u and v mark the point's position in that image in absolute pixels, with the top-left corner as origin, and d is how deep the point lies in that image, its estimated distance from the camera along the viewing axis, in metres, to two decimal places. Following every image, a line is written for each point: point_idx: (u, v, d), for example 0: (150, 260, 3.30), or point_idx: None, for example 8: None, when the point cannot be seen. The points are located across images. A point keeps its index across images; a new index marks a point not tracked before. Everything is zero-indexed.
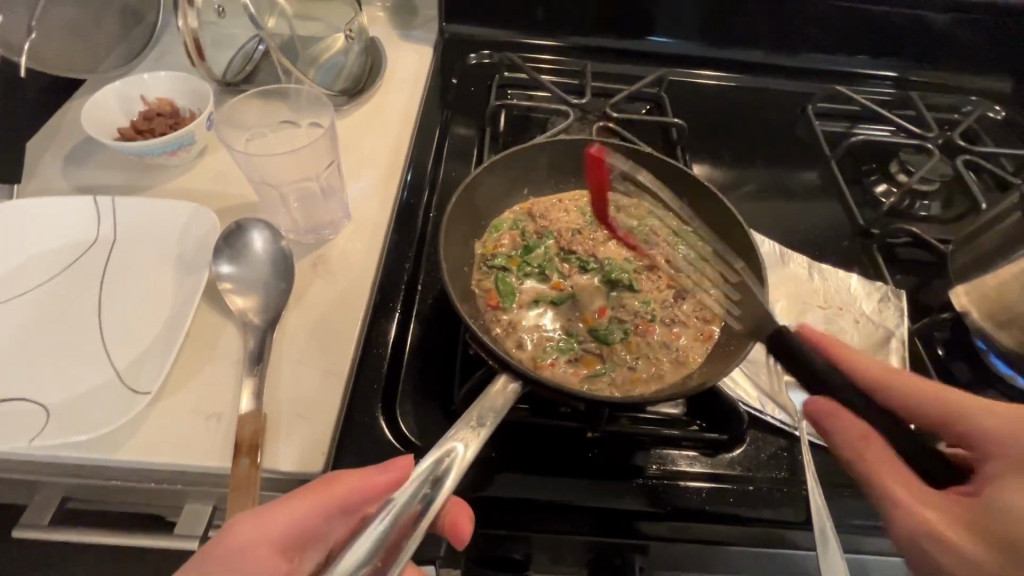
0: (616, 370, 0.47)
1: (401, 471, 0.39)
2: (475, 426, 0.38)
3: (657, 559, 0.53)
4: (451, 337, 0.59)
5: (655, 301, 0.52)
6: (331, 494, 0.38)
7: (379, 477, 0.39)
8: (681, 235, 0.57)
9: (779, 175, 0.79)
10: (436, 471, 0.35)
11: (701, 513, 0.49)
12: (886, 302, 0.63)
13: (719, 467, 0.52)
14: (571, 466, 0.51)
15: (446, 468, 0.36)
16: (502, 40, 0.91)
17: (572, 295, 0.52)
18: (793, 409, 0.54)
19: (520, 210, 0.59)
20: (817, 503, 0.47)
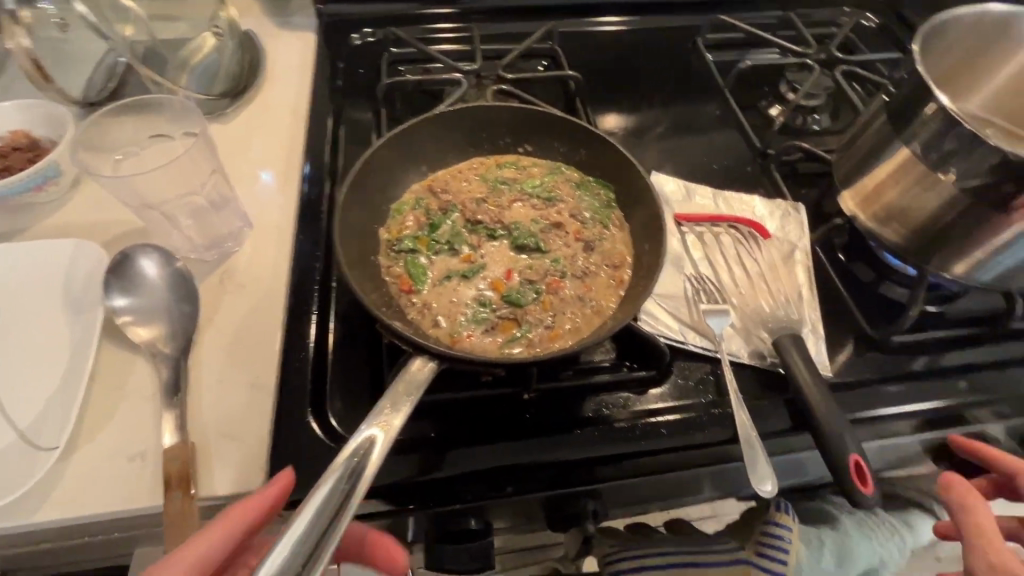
0: (533, 330, 0.48)
1: (285, 483, 0.43)
2: (390, 410, 0.38)
3: (614, 499, 0.55)
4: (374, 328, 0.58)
5: (565, 256, 0.53)
6: (229, 523, 0.40)
7: (267, 493, 0.42)
8: (582, 186, 0.57)
9: (679, 110, 0.80)
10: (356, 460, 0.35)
11: (641, 449, 0.52)
12: (787, 218, 0.67)
13: (651, 402, 0.54)
14: (509, 430, 0.52)
15: (364, 458, 0.35)
16: (385, 14, 0.87)
17: (482, 264, 0.52)
18: (711, 334, 0.56)
19: (421, 188, 0.57)
20: (740, 417, 0.50)
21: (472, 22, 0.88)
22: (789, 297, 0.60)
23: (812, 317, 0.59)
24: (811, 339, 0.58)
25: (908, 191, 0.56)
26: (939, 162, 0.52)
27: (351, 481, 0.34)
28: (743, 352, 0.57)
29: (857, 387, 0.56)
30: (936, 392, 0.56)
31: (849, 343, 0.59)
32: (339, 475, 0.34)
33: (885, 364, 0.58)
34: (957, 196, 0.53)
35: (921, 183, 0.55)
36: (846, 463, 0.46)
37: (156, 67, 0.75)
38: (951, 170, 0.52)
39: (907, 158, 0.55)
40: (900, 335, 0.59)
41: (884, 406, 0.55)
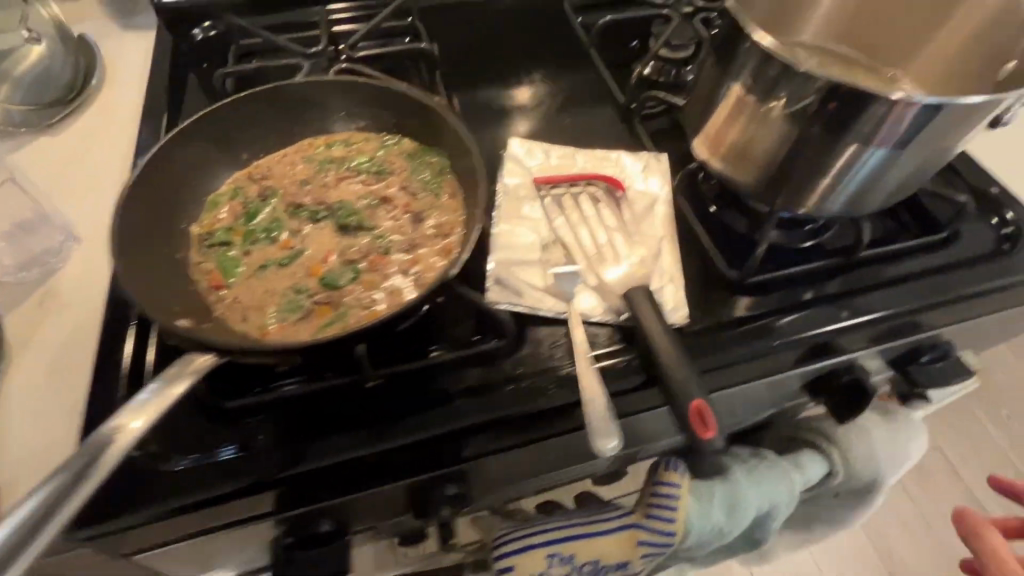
0: (350, 312, 0.44)
1: None
2: (130, 411, 0.37)
3: (482, 480, 0.52)
4: None
5: (392, 231, 0.49)
6: None
7: None
8: (415, 158, 0.54)
9: (545, 72, 0.77)
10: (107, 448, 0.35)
11: (495, 420, 0.50)
12: (649, 171, 0.65)
13: (503, 375, 0.51)
14: (349, 423, 0.48)
15: (94, 458, 0.35)
16: None
17: (301, 249, 0.48)
18: (564, 297, 0.54)
19: (241, 177, 0.53)
20: (588, 378, 0.48)
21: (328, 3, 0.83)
22: (649, 249, 0.58)
23: (673, 266, 0.57)
24: (671, 289, 0.55)
25: (746, 125, 0.55)
26: (766, 92, 0.51)
27: (73, 480, 0.34)
28: (597, 311, 0.54)
29: (719, 333, 0.55)
30: (795, 327, 0.56)
31: (715, 288, 0.57)
32: (59, 479, 0.34)
33: (749, 305, 0.56)
34: (786, 126, 0.51)
35: (754, 116, 0.53)
36: (688, 411, 0.44)
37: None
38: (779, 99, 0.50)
39: (739, 94, 0.54)
40: (757, 276, 0.57)
41: (743, 348, 0.54)
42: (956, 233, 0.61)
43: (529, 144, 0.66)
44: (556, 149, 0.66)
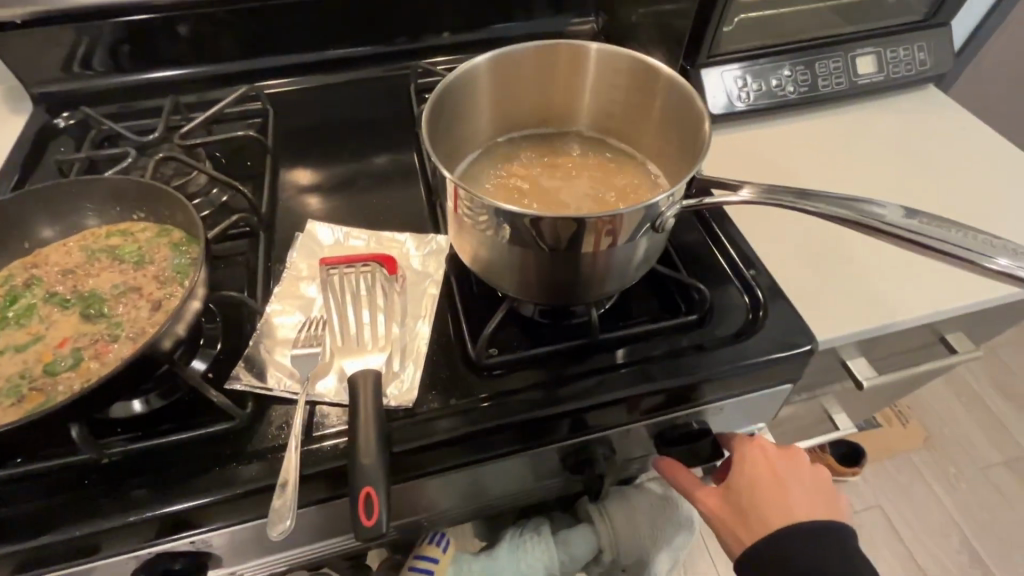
0: (57, 399, 0.49)
1: None
2: None
3: (218, 540, 0.57)
4: None
5: (128, 319, 0.54)
6: None
7: None
8: (177, 247, 0.59)
9: (367, 155, 0.86)
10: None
11: (202, 503, 0.52)
12: (430, 253, 0.70)
13: (230, 453, 0.55)
14: (70, 499, 0.52)
15: None
16: (101, 86, 0.89)
17: (42, 335, 0.53)
18: (302, 377, 0.58)
19: (17, 264, 0.59)
20: (290, 461, 0.51)
21: (191, 88, 0.92)
22: (402, 330, 0.62)
23: (420, 346, 0.61)
24: (410, 370, 0.59)
25: (460, 229, 0.56)
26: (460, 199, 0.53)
27: None
28: (332, 391, 0.57)
29: (448, 413, 0.57)
30: (525, 408, 0.57)
31: (458, 367, 0.60)
32: None
33: (485, 384, 0.59)
34: (485, 236, 0.54)
35: (462, 223, 0.55)
36: (357, 496, 0.47)
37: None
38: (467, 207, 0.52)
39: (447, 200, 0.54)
40: (497, 358, 0.60)
41: (465, 429, 0.56)
42: (709, 313, 0.63)
43: (326, 227, 0.72)
44: (349, 232, 0.72)
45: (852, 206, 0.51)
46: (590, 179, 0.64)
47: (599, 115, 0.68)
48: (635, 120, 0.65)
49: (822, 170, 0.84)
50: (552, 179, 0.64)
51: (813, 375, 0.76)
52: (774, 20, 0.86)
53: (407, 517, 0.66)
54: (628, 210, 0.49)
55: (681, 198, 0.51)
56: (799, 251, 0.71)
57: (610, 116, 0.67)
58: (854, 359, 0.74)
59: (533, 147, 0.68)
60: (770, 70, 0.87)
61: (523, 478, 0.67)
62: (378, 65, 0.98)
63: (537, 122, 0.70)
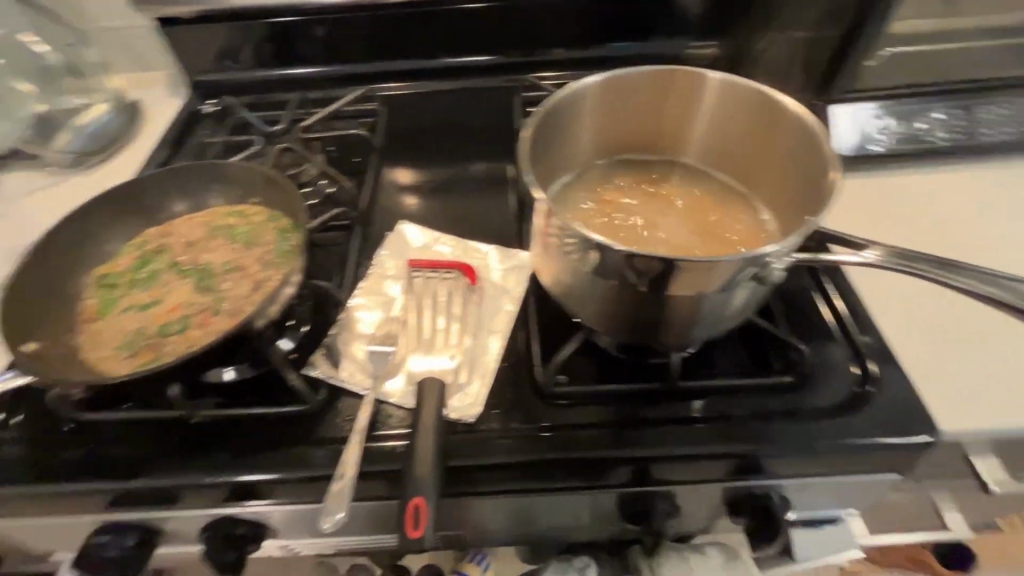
0: (162, 358, 0.54)
1: None
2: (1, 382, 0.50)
3: (273, 519, 0.60)
4: None
5: (232, 295, 0.59)
6: None
7: None
8: (283, 234, 0.64)
9: (468, 163, 0.87)
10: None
11: (264, 480, 0.55)
12: (511, 268, 0.69)
13: (298, 436, 0.57)
14: (161, 450, 0.57)
15: None
16: (245, 81, 0.99)
17: (160, 299, 0.59)
18: (372, 375, 0.59)
19: (149, 233, 0.66)
20: (348, 455, 0.52)
21: (319, 87, 0.99)
22: (472, 343, 0.62)
23: (489, 363, 0.60)
24: (474, 385, 0.58)
25: (546, 251, 0.55)
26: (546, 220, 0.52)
27: None
28: (399, 393, 0.58)
29: (506, 435, 0.56)
30: (585, 446, 0.54)
31: (522, 391, 0.59)
32: None
33: (548, 415, 0.57)
34: (572, 263, 0.52)
35: (548, 246, 0.53)
36: (406, 505, 0.47)
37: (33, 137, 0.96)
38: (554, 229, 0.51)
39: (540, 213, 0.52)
40: (565, 388, 0.58)
41: (523, 456, 0.54)
42: (809, 377, 0.57)
43: (416, 231, 0.74)
44: (438, 237, 0.73)
45: (1004, 288, 0.44)
46: (692, 215, 0.61)
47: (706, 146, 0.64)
48: (750, 155, 0.61)
49: (977, 228, 0.72)
50: (652, 210, 0.61)
51: (929, 467, 0.66)
52: (929, 56, 0.76)
53: (452, 532, 0.66)
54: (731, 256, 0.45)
55: (794, 249, 0.46)
56: (932, 321, 0.61)
57: (729, 152, 0.62)
58: (989, 459, 0.62)
59: (634, 174, 0.65)
60: (915, 112, 0.77)
61: (575, 515, 0.64)
62: (488, 76, 1.00)
63: (644, 147, 0.67)
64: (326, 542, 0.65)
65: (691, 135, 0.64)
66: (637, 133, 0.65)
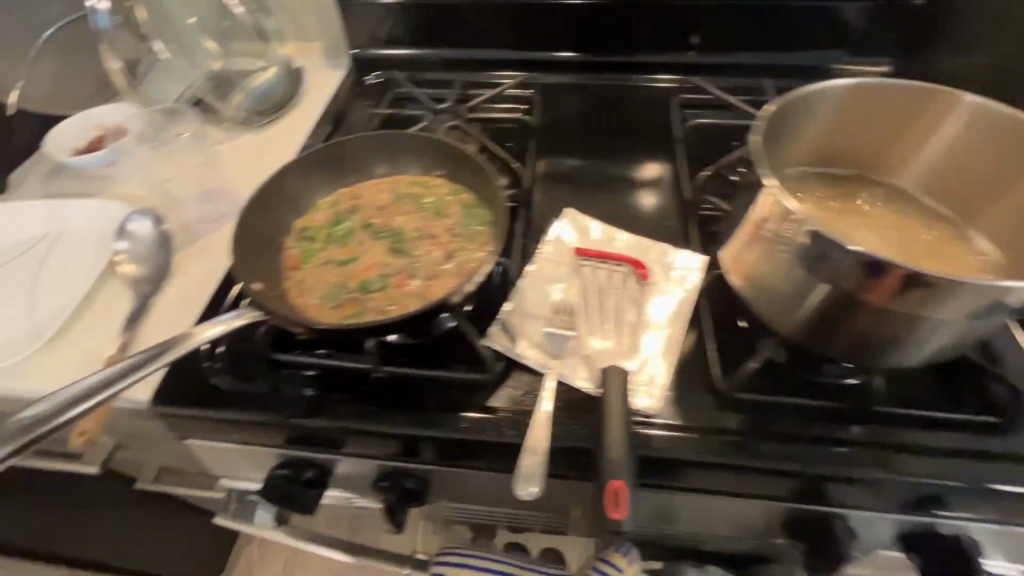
0: (367, 313, 0.57)
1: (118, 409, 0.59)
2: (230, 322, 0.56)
3: (435, 479, 0.62)
4: None
5: (425, 261, 0.61)
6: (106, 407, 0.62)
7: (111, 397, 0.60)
8: (469, 209, 0.66)
9: (627, 157, 0.86)
10: (231, 324, 0.56)
11: (445, 440, 0.57)
12: (682, 266, 0.68)
13: (476, 402, 0.59)
14: (347, 397, 0.60)
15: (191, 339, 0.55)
16: (404, 58, 1.03)
17: (358, 256, 0.63)
18: (551, 355, 0.60)
19: (340, 193, 0.70)
20: (535, 428, 0.53)
21: (474, 69, 1.01)
22: (647, 338, 0.61)
23: (666, 360, 0.60)
24: (652, 379, 0.58)
25: (760, 245, 0.55)
26: (775, 223, 0.52)
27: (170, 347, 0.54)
28: (577, 376, 0.59)
29: (685, 433, 0.56)
30: (772, 456, 0.53)
31: (699, 392, 0.58)
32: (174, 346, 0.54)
33: (728, 419, 0.56)
34: (796, 266, 0.52)
35: (761, 241, 0.55)
36: (605, 487, 0.47)
37: (211, 93, 1.03)
38: (785, 232, 0.51)
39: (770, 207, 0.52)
40: (749, 394, 0.57)
41: (705, 456, 0.54)
42: (1016, 420, 0.54)
43: (582, 219, 0.74)
44: (604, 228, 0.73)
45: None
46: (908, 231, 0.64)
47: (914, 159, 0.67)
48: (964, 175, 0.64)
49: None
50: (866, 222, 0.64)
51: None
52: None
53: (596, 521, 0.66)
54: (1021, 281, 0.42)
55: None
56: None
57: (938, 171, 0.66)
58: None
59: (833, 185, 0.68)
60: None
61: (727, 526, 0.62)
62: (643, 72, 0.98)
63: (845, 162, 0.70)
64: (471, 508, 0.67)
65: (902, 151, 0.67)
66: (853, 147, 0.68)
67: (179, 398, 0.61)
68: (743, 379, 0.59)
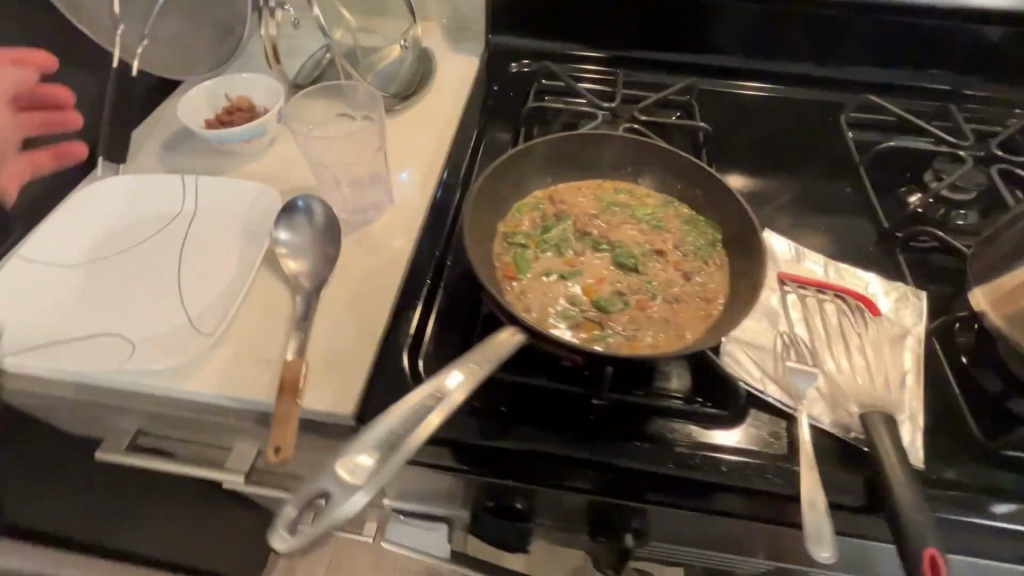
0: (613, 337, 0.51)
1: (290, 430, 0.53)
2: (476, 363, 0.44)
3: (657, 524, 0.55)
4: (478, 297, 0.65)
5: (660, 281, 0.56)
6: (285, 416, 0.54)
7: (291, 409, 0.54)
8: (691, 224, 0.61)
9: (806, 177, 0.82)
10: (475, 371, 0.44)
11: (691, 481, 0.52)
12: (904, 301, 0.64)
13: (717, 439, 0.54)
14: (572, 425, 0.54)
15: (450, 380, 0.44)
16: (546, 48, 0.96)
17: (581, 269, 0.57)
18: (795, 394, 0.55)
19: (541, 196, 0.63)
20: (810, 479, 0.48)
21: (623, 66, 0.95)
22: (891, 380, 0.57)
23: (915, 406, 0.56)
24: (907, 428, 0.54)
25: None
26: None
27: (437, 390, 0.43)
28: (824, 417, 0.55)
29: (955, 492, 0.52)
30: None
31: (954, 445, 0.55)
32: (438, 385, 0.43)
33: (995, 478, 0.53)
34: None
35: None
36: (920, 556, 0.43)
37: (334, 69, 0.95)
38: None
39: None
40: (1012, 451, 0.54)
41: (982, 519, 0.50)
42: None
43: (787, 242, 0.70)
44: (807, 253, 0.69)
45: None
46: None
47: None
48: None
49: None
50: None
51: None
52: None
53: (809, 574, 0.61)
54: None
55: None
56: None
57: None
58: None
59: None
60: None
61: None
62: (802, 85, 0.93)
63: None
64: (674, 555, 0.61)
65: None
66: None
67: (382, 415, 0.54)
68: (999, 434, 0.56)
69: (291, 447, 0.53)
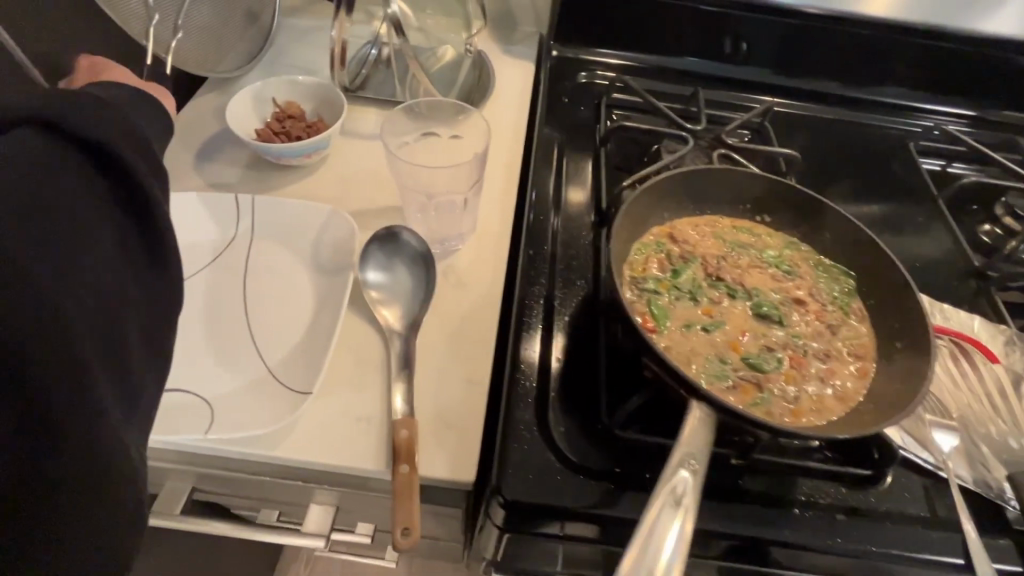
0: (774, 400, 0.48)
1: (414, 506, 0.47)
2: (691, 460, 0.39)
3: None
4: (592, 341, 0.59)
5: (805, 335, 0.53)
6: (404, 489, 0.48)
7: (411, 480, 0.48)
8: (821, 269, 0.58)
9: (885, 205, 0.81)
10: (694, 474, 0.38)
11: (848, 553, 0.49)
12: (1013, 345, 0.63)
13: (861, 501, 0.52)
14: (717, 490, 0.51)
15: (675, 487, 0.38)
16: (611, 60, 0.93)
17: (722, 320, 0.53)
18: (938, 451, 0.54)
19: (661, 234, 0.59)
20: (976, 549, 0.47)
21: (688, 83, 0.92)
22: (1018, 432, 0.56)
23: None
24: None
25: None
26: None
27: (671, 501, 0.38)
28: (968, 476, 0.54)
29: None
30: None
31: None
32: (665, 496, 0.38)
33: None
34: None
35: None
36: None
37: (382, 69, 0.87)
38: None
39: None
40: None
41: None
42: None
43: None
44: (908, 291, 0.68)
45: None
46: None
47: None
48: None
49: None
50: None
51: None
52: None
53: None
54: None
55: None
56: None
57: None
58: None
59: None
60: None
61: None
62: (862, 109, 0.93)
63: None
64: None
65: None
66: None
67: (517, 487, 0.49)
68: None
69: (417, 524, 0.47)
